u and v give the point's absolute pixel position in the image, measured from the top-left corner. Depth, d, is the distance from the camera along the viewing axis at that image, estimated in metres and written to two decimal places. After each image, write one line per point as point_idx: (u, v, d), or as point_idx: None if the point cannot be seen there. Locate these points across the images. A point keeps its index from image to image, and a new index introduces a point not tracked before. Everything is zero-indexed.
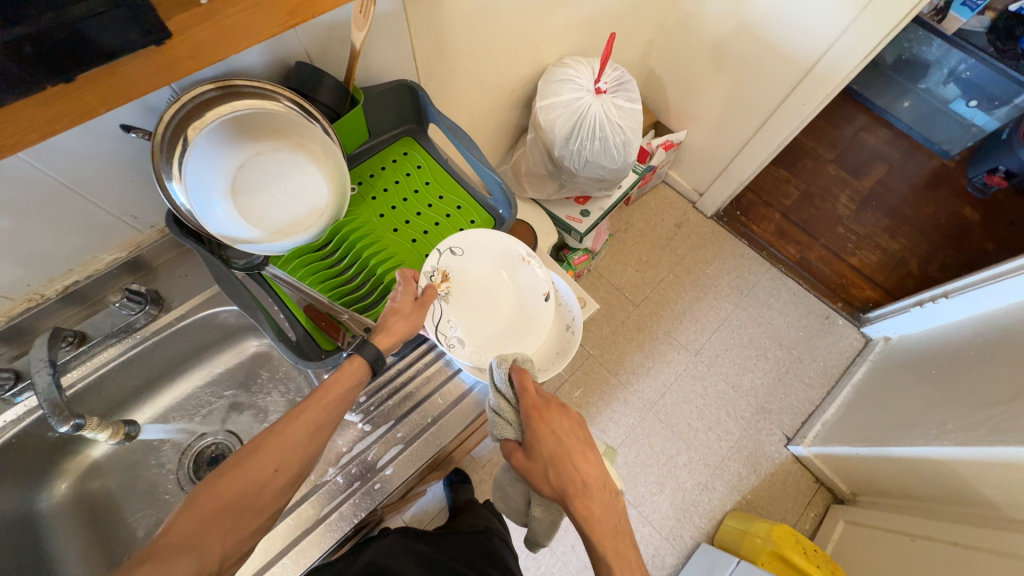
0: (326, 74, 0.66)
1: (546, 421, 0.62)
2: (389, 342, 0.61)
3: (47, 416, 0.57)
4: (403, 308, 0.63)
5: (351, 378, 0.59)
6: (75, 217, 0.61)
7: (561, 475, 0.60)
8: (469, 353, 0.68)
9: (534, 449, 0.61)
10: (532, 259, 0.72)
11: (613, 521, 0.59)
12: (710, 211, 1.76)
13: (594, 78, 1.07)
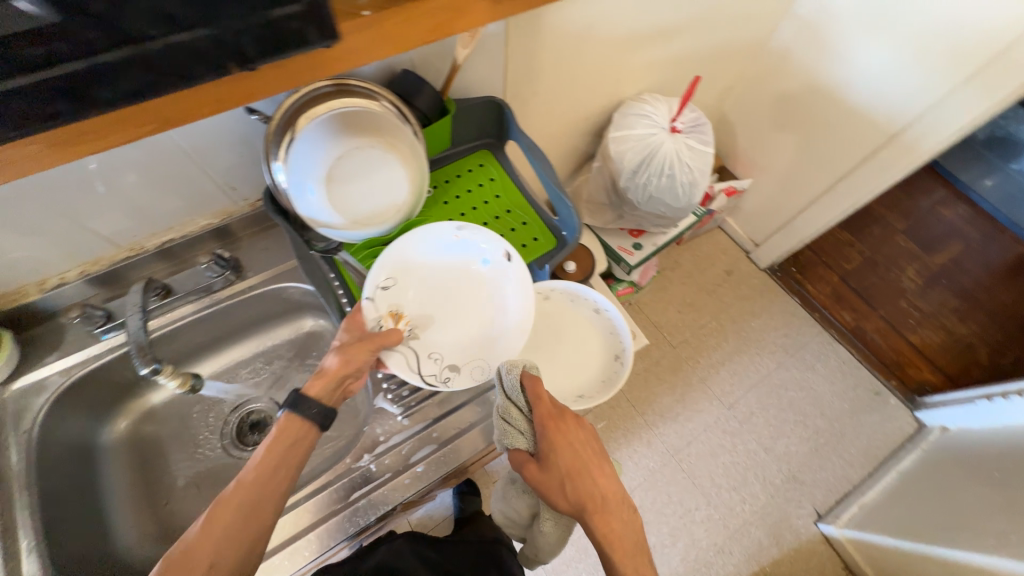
0: (425, 83, 0.70)
1: (559, 430, 0.62)
2: (323, 389, 0.61)
3: (132, 356, 0.62)
4: (340, 348, 0.62)
5: (286, 443, 0.58)
6: (186, 181, 0.67)
7: (579, 490, 0.59)
8: (468, 370, 0.68)
9: (550, 462, 0.60)
10: (466, 229, 0.68)
11: (632, 539, 0.59)
12: (764, 263, 1.71)
13: (670, 117, 1.08)
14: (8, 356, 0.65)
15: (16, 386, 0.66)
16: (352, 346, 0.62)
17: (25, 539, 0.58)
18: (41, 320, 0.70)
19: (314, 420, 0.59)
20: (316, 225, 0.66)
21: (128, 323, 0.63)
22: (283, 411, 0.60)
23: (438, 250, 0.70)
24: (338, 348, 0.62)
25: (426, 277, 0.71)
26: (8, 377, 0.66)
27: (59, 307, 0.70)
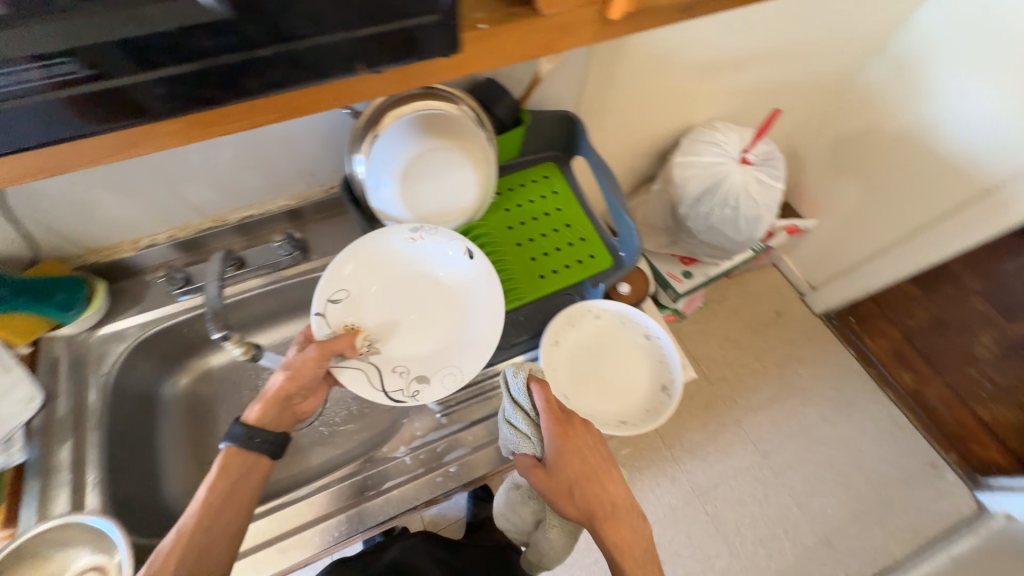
0: (505, 93, 0.72)
1: (567, 436, 0.60)
2: (265, 413, 0.61)
3: (208, 320, 0.66)
4: (286, 365, 0.62)
5: (231, 478, 0.58)
6: (270, 162, 0.71)
7: (588, 495, 0.58)
8: (437, 382, 0.67)
9: (559, 469, 0.58)
10: (423, 228, 0.68)
11: (641, 547, 0.58)
12: (819, 309, 1.62)
13: (741, 148, 1.05)
14: (99, 305, 0.71)
15: (101, 332, 0.72)
16: (297, 360, 0.62)
17: (91, 476, 0.63)
18: (127, 276, 0.76)
19: (260, 449, 0.59)
20: (384, 217, 0.69)
21: (207, 289, 0.68)
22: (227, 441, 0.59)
23: (394, 254, 0.70)
24: (285, 364, 0.62)
25: (389, 284, 0.70)
26: (95, 324, 0.72)
27: (144, 265, 0.76)
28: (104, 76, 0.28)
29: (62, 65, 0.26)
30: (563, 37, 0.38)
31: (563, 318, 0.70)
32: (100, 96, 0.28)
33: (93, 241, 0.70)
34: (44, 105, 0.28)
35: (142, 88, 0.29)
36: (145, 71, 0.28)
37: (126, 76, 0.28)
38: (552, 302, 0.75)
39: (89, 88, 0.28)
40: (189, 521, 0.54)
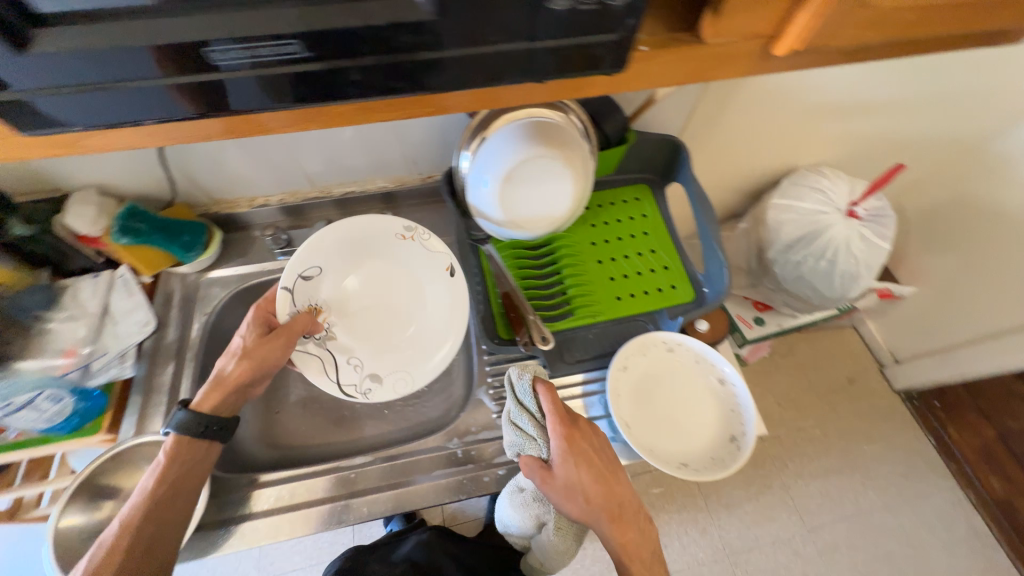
0: (617, 110, 0.71)
1: (574, 438, 0.58)
2: (221, 401, 0.60)
3: None
4: (244, 347, 0.61)
5: (185, 462, 0.57)
6: (382, 145, 0.76)
7: (598, 498, 0.56)
8: (389, 381, 0.68)
9: (568, 471, 0.56)
10: (417, 231, 0.71)
11: (647, 546, 0.58)
12: (900, 385, 1.46)
13: (850, 200, 0.97)
14: (213, 251, 0.78)
15: (212, 275, 0.79)
16: (259, 343, 0.61)
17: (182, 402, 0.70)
18: (237, 229, 0.83)
19: (217, 437, 0.59)
20: (477, 214, 0.71)
21: None
22: (171, 428, 0.57)
23: (378, 245, 0.72)
24: (245, 346, 0.61)
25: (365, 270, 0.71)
26: (206, 267, 0.79)
27: (253, 222, 0.83)
28: (207, 68, 0.26)
29: (287, 45, 0.25)
30: (719, 67, 0.37)
31: (636, 344, 0.68)
32: (196, 86, 0.27)
33: (220, 194, 0.78)
34: (151, 92, 0.27)
35: (339, 76, 0.27)
36: (253, 67, 0.26)
37: (224, 68, 0.26)
38: (624, 325, 0.73)
39: (186, 80, 0.27)
40: (133, 511, 0.53)
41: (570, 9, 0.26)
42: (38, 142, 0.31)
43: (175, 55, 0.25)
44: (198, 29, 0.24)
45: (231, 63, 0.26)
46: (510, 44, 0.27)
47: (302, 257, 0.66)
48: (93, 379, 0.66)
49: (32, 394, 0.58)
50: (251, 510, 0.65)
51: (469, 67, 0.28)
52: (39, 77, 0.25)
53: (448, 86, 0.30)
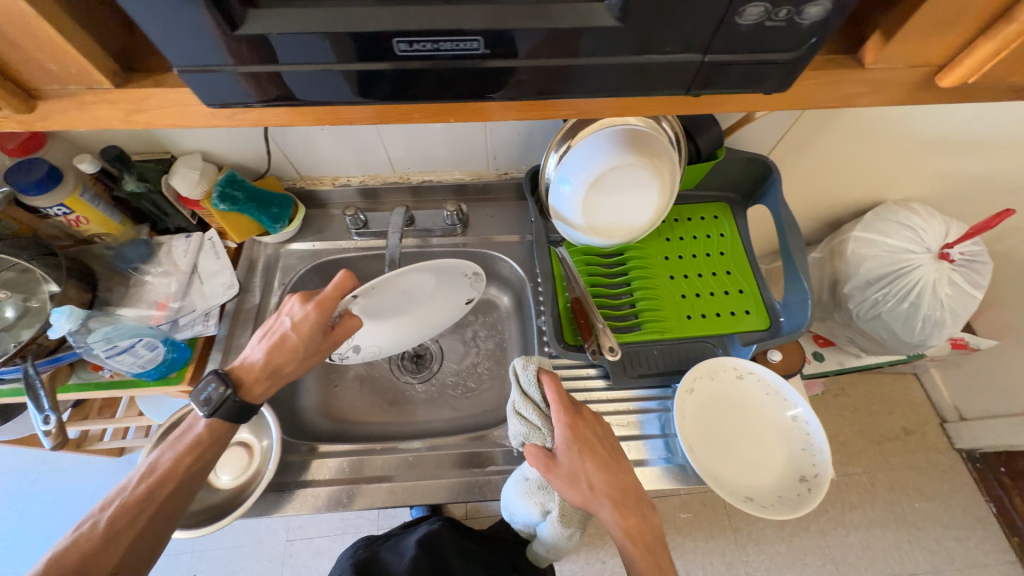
0: (715, 124, 0.69)
1: (576, 424, 0.57)
2: (262, 390, 0.60)
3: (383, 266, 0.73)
4: (302, 352, 0.59)
5: (215, 439, 0.57)
6: (468, 139, 0.77)
7: (600, 483, 0.55)
8: (366, 352, 0.72)
9: (569, 455, 0.55)
10: (479, 277, 0.71)
11: (654, 537, 0.55)
12: (962, 444, 1.34)
13: (944, 242, 0.90)
14: (296, 226, 0.81)
15: (292, 248, 0.83)
16: (315, 348, 0.60)
17: None
18: (317, 205, 0.86)
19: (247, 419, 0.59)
20: (555, 215, 0.71)
21: (389, 238, 0.74)
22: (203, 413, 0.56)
23: (442, 273, 0.67)
24: (303, 352, 0.59)
25: (415, 288, 0.66)
26: (287, 240, 0.82)
27: (332, 200, 0.86)
28: (271, 60, 0.27)
29: (472, 42, 0.25)
30: (871, 94, 0.35)
31: (706, 367, 0.66)
32: (266, 76, 0.28)
33: (308, 171, 0.81)
34: (223, 78, 0.28)
35: (506, 75, 0.28)
36: (334, 63, 0.27)
37: (288, 61, 0.27)
38: (691, 345, 0.71)
39: (252, 68, 0.28)
40: (158, 479, 0.54)
41: (758, 24, 0.25)
42: (207, 109, 0.33)
43: (259, 47, 0.26)
44: (392, 18, 0.25)
45: (414, 52, 0.26)
46: (683, 54, 0.27)
47: (384, 280, 0.59)
48: (181, 332, 0.71)
49: (135, 340, 0.62)
50: (311, 477, 0.67)
51: (634, 74, 0.28)
52: (233, 50, 0.26)
53: (607, 92, 0.30)
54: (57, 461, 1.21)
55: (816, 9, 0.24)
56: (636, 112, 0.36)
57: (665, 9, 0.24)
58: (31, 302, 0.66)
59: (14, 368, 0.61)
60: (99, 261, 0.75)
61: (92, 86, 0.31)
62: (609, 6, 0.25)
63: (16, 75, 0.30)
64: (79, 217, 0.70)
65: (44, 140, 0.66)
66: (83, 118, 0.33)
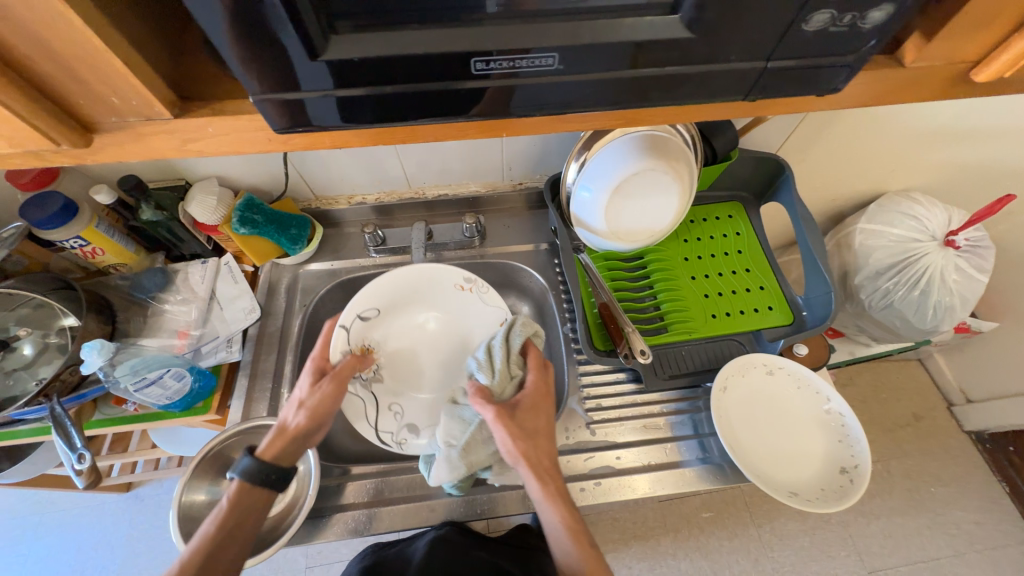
0: (730, 126, 0.69)
1: (543, 386, 0.59)
2: (283, 449, 0.52)
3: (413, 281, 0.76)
4: (308, 399, 0.55)
5: (251, 504, 0.49)
6: (484, 152, 0.77)
7: (542, 444, 0.55)
8: (426, 434, 0.67)
9: (529, 407, 0.57)
10: (475, 283, 0.73)
11: (573, 513, 0.52)
12: (970, 426, 1.36)
13: (949, 229, 0.92)
14: (315, 245, 0.81)
15: (311, 268, 0.82)
16: (317, 389, 0.56)
17: (285, 390, 0.71)
18: (332, 224, 0.86)
19: (276, 485, 0.50)
20: (578, 224, 0.71)
21: (414, 253, 0.76)
22: (234, 475, 0.50)
23: (438, 293, 0.74)
24: (306, 397, 0.56)
25: (417, 309, 0.74)
26: (306, 260, 0.82)
27: (346, 218, 0.85)
28: (295, 86, 0.27)
29: (547, 58, 0.27)
30: (906, 92, 0.36)
31: (736, 364, 0.67)
32: (290, 102, 0.29)
33: (323, 191, 0.81)
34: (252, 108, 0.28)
35: (572, 88, 0.29)
36: (364, 86, 0.28)
37: (311, 87, 0.27)
38: (718, 344, 0.72)
39: (279, 95, 0.28)
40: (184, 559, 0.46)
41: (822, 29, 0.26)
42: (265, 135, 0.33)
43: (269, 72, 0.26)
44: (470, 40, 0.26)
45: (490, 70, 0.27)
46: (747, 62, 0.28)
47: (364, 299, 0.69)
48: (204, 359, 0.70)
49: (163, 371, 0.60)
50: (348, 501, 0.64)
51: (703, 82, 0.29)
52: (309, 77, 0.27)
53: (676, 99, 0.30)
54: (65, 500, 1.17)
55: (880, 14, 0.25)
56: (680, 117, 0.37)
57: (738, 20, 0.25)
58: (50, 337, 0.65)
59: (38, 408, 0.59)
60: (115, 292, 0.74)
61: (150, 117, 0.31)
62: (682, 18, 0.26)
63: (75, 110, 0.30)
64: (95, 249, 0.69)
65: (57, 173, 0.65)
66: (138, 149, 0.33)
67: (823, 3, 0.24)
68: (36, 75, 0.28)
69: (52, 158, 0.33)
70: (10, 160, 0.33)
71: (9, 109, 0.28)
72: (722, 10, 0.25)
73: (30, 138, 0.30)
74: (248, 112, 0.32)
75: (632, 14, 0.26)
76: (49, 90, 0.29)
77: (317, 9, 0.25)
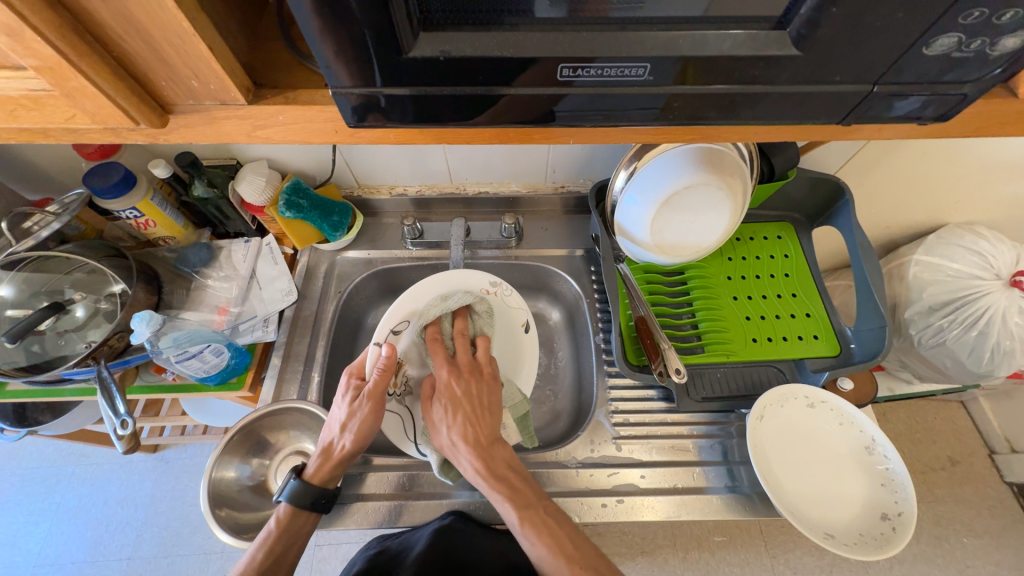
0: (792, 144, 0.65)
1: (455, 369, 0.61)
2: (329, 474, 0.58)
3: None
4: (348, 421, 0.58)
5: (298, 526, 0.56)
6: (530, 154, 0.76)
7: (460, 433, 0.58)
8: None
9: (437, 398, 0.60)
10: (501, 288, 0.70)
11: (507, 491, 0.55)
12: (1012, 477, 1.20)
13: (1015, 269, 0.85)
14: (353, 233, 0.81)
15: (348, 255, 0.83)
16: (357, 415, 0.57)
17: (315, 374, 0.72)
18: (370, 214, 0.86)
19: (323, 506, 0.57)
20: (620, 233, 0.69)
21: (452, 250, 0.77)
22: (283, 497, 0.56)
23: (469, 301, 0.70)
24: (348, 421, 0.58)
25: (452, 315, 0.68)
26: (344, 247, 0.83)
27: (385, 209, 0.86)
28: (373, 84, 0.28)
29: (638, 68, 0.27)
30: (1011, 125, 0.34)
31: (776, 394, 0.64)
32: (372, 98, 0.29)
33: (366, 179, 0.81)
34: (336, 101, 0.30)
35: (652, 100, 0.30)
36: (446, 85, 0.29)
37: (391, 85, 0.28)
38: (756, 370, 0.69)
39: (361, 91, 0.29)
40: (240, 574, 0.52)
41: (944, 55, 0.26)
42: (334, 127, 0.34)
43: (358, 67, 0.27)
44: (561, 46, 0.27)
45: (574, 78, 0.28)
46: (852, 85, 0.28)
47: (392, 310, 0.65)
48: (241, 337, 0.72)
49: (204, 346, 0.62)
50: (369, 491, 0.64)
51: (797, 101, 0.29)
52: (391, 75, 0.28)
53: (768, 118, 0.31)
54: (97, 455, 1.23)
55: (1012, 41, 0.25)
56: (755, 136, 0.35)
57: (853, 41, 0.25)
58: (101, 302, 0.67)
59: (86, 368, 0.62)
60: (162, 264, 0.76)
61: (226, 102, 0.32)
62: (788, 33, 0.26)
63: (157, 92, 0.31)
64: (147, 221, 0.71)
65: (119, 146, 0.68)
66: (209, 131, 0.34)
67: (953, 26, 0.24)
68: (121, 54, 0.28)
69: (128, 135, 0.34)
70: (88, 135, 0.34)
71: (96, 86, 0.28)
72: (830, 34, 0.25)
73: (112, 117, 0.31)
74: (320, 104, 0.32)
75: (730, 27, 0.27)
76: (137, 71, 0.30)
77: (408, 10, 0.25)
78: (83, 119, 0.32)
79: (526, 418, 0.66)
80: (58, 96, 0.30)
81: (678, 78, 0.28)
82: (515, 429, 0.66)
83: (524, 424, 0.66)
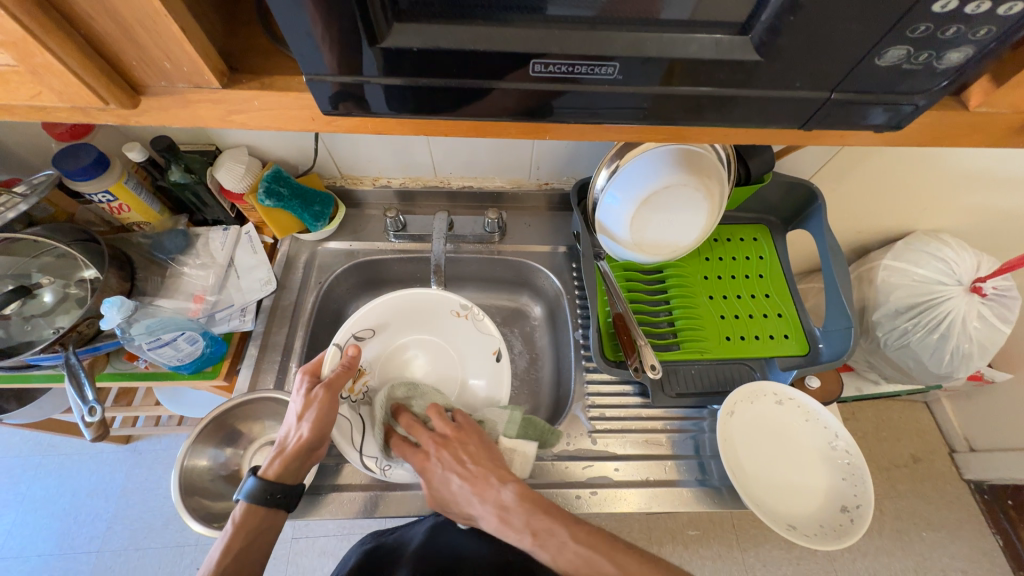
0: (768, 148, 0.67)
1: (421, 453, 0.59)
2: (285, 468, 0.56)
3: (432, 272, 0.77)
4: (306, 413, 0.57)
5: (257, 527, 0.52)
6: (514, 150, 0.76)
7: (470, 499, 0.55)
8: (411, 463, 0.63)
9: (434, 488, 0.58)
10: (472, 311, 0.73)
11: (534, 535, 0.51)
12: (970, 474, 1.25)
13: (976, 275, 0.89)
14: (335, 224, 0.80)
15: (329, 246, 0.82)
16: (314, 404, 0.57)
17: (293, 365, 0.71)
18: (353, 205, 0.86)
19: (281, 504, 0.54)
20: (601, 230, 0.70)
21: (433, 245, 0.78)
22: (242, 497, 0.54)
23: (436, 319, 0.74)
24: (304, 411, 0.57)
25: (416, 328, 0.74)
26: (325, 238, 0.82)
27: (368, 200, 0.85)
28: (358, 72, 0.29)
29: (608, 67, 0.28)
30: (961, 135, 0.36)
31: (744, 391, 0.66)
32: (355, 87, 0.30)
33: (349, 170, 0.81)
34: (315, 88, 0.30)
35: (625, 97, 0.30)
36: (424, 76, 0.29)
37: (374, 74, 0.29)
38: (729, 366, 0.71)
39: (347, 80, 0.29)
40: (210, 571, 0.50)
41: (896, 65, 0.27)
42: (311, 114, 0.34)
43: (340, 53, 0.27)
44: (534, 42, 0.27)
45: (547, 74, 0.29)
46: (813, 92, 0.29)
47: (360, 320, 0.68)
48: (217, 326, 0.71)
49: (177, 334, 0.61)
50: (344, 482, 0.64)
51: (761, 106, 0.31)
52: (371, 64, 0.28)
53: (737, 121, 0.32)
54: (66, 445, 1.20)
55: (956, 55, 0.27)
56: (723, 138, 0.36)
57: (813, 49, 0.27)
58: (70, 287, 0.65)
59: (54, 355, 0.60)
60: (136, 249, 0.74)
61: (199, 85, 0.32)
62: (752, 39, 0.27)
63: (128, 72, 0.31)
64: (122, 205, 0.70)
65: (93, 128, 0.66)
66: (183, 115, 0.34)
67: (901, 38, 0.26)
68: (91, 33, 0.28)
69: (99, 116, 0.33)
70: (56, 114, 0.33)
71: (63, 64, 0.28)
72: (790, 41, 0.26)
73: (80, 96, 0.30)
74: (296, 90, 0.32)
75: (697, 30, 0.28)
76: (107, 51, 0.29)
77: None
78: (51, 97, 0.31)
79: (531, 419, 0.64)
80: (23, 72, 0.30)
81: (648, 79, 0.29)
82: (524, 441, 0.62)
83: (533, 427, 0.63)
